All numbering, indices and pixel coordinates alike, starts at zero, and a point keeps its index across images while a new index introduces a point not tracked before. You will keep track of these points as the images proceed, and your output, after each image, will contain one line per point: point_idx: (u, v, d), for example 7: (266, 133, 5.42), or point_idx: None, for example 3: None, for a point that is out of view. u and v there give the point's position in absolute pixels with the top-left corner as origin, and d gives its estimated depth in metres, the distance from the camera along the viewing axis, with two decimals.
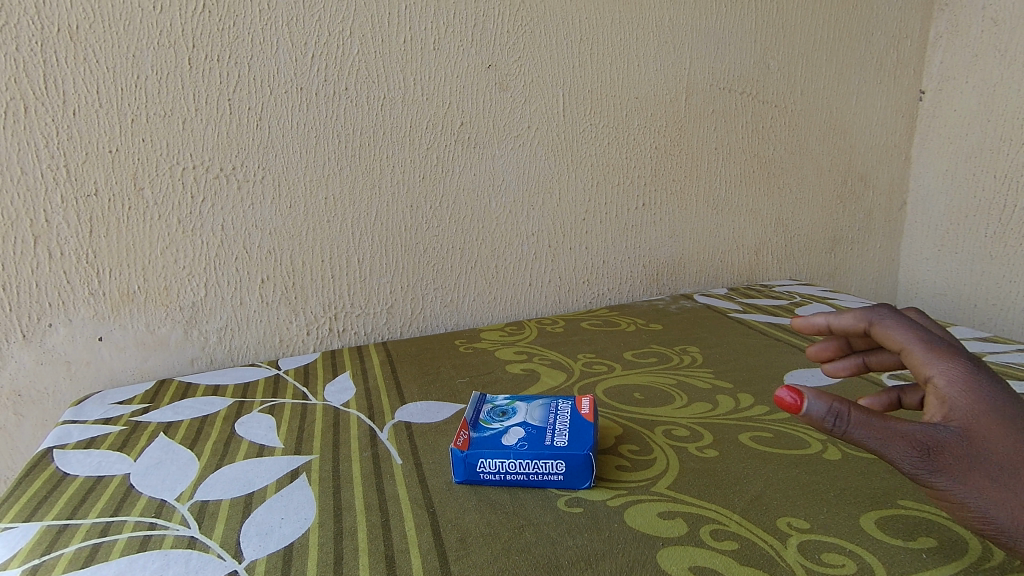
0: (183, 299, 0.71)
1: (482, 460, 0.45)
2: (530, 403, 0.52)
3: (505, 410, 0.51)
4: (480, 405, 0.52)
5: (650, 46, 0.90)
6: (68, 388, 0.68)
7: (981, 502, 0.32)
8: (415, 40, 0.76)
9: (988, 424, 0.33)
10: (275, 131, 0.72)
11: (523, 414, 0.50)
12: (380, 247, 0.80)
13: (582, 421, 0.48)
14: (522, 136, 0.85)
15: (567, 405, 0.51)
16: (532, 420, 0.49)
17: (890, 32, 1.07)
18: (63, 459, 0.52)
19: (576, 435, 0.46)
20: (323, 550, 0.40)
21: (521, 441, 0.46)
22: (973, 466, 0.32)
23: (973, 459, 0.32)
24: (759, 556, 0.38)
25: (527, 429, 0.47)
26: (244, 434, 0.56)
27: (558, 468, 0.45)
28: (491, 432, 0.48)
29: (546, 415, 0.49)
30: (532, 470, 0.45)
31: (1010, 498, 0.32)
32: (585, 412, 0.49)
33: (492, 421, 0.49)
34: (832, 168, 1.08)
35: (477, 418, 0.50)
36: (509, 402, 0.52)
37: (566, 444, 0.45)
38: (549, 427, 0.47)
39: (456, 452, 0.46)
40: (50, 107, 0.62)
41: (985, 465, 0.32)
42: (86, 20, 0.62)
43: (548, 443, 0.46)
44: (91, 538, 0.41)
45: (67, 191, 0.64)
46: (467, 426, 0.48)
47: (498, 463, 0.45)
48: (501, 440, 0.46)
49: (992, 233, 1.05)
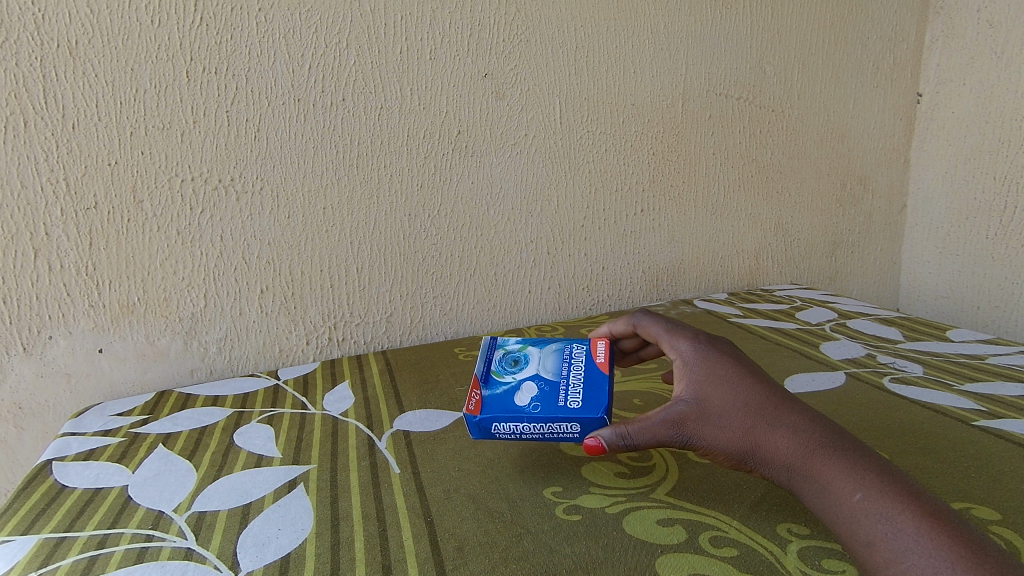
0: (183, 310, 0.72)
1: (497, 424, 0.44)
2: (542, 349, 0.51)
3: (517, 357, 0.50)
4: (491, 352, 0.51)
5: (646, 53, 0.90)
6: (69, 401, 0.68)
7: (716, 444, 0.41)
8: (412, 50, 0.77)
9: (705, 383, 0.43)
10: (273, 142, 0.72)
11: (536, 366, 0.49)
12: (380, 256, 0.80)
13: (597, 374, 0.47)
14: (518, 143, 0.85)
15: (581, 355, 0.50)
16: (545, 374, 0.48)
17: (885, 36, 1.07)
18: (61, 471, 0.52)
19: (590, 396, 0.45)
20: (320, 560, 0.39)
21: (534, 402, 0.45)
22: (705, 418, 0.41)
23: (705, 414, 0.41)
24: (758, 563, 0.38)
25: (540, 387, 0.46)
26: (243, 444, 0.56)
27: (573, 430, 0.44)
28: (504, 389, 0.47)
29: (559, 367, 0.49)
30: (546, 431, 0.44)
31: (730, 432, 0.41)
32: (599, 361, 0.49)
33: (505, 374, 0.48)
34: (831, 172, 1.08)
35: (488, 370, 0.49)
36: (520, 347, 0.52)
37: (580, 407, 0.44)
38: (563, 385, 0.46)
39: (469, 417, 0.44)
40: (49, 121, 0.62)
41: (711, 414, 0.41)
42: (85, 35, 0.62)
43: (562, 404, 0.44)
44: (88, 551, 0.41)
45: (66, 204, 0.64)
46: (478, 383, 0.47)
47: (513, 425, 0.44)
48: (514, 400, 0.45)
49: (993, 235, 1.05)
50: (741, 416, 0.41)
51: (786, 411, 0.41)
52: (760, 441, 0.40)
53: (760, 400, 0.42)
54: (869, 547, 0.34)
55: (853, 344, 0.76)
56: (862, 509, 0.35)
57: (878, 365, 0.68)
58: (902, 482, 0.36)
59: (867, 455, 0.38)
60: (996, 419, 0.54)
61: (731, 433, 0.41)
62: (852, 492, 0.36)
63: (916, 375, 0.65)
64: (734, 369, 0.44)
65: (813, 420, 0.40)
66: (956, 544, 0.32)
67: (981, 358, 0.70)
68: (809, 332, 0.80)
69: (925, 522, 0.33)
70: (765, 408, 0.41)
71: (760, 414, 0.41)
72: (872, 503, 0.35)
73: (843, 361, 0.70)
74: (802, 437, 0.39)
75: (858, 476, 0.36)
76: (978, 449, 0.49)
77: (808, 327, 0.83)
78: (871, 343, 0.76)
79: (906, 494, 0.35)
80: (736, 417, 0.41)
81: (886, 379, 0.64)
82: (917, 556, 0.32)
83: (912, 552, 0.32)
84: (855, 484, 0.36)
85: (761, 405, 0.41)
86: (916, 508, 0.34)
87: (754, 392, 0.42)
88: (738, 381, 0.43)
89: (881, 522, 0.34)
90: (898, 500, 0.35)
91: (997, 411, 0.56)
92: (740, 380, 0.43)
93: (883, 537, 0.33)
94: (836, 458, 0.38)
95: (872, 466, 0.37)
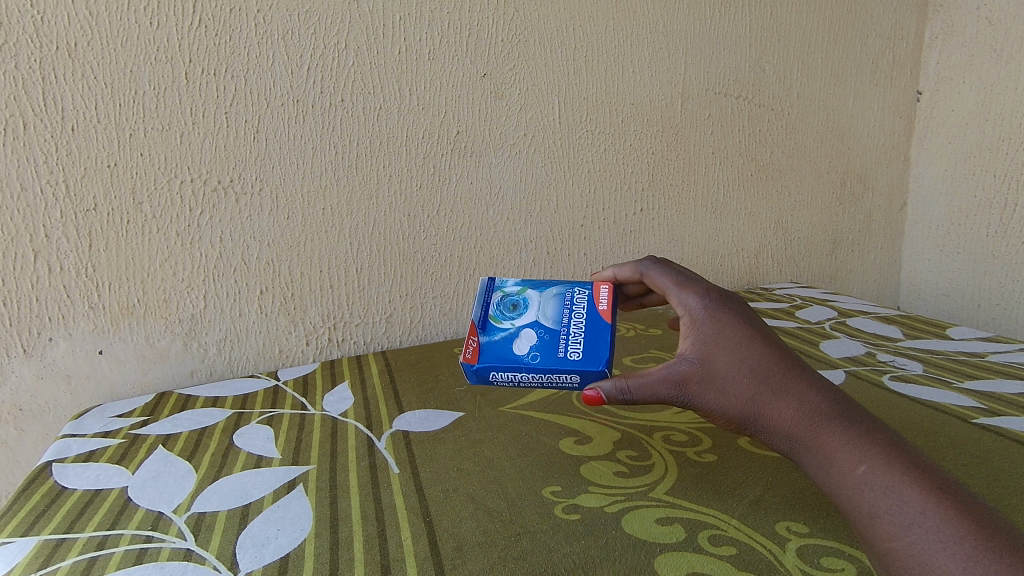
0: (183, 311, 0.72)
1: (494, 374, 0.45)
2: (542, 293, 0.50)
3: (516, 301, 0.50)
4: (490, 294, 0.51)
5: (645, 53, 0.90)
6: (69, 403, 0.69)
7: (717, 408, 0.41)
8: (411, 50, 0.77)
9: (712, 343, 0.42)
10: (272, 143, 0.72)
11: (535, 311, 0.49)
12: (379, 256, 0.80)
13: (598, 322, 0.47)
14: (518, 143, 0.85)
15: (582, 299, 0.50)
16: (545, 322, 0.48)
17: (885, 34, 1.07)
18: (61, 473, 0.52)
19: (591, 347, 0.45)
20: (319, 560, 0.39)
21: (533, 352, 0.45)
22: (708, 381, 0.41)
23: (708, 377, 0.41)
24: (757, 561, 0.38)
25: (539, 336, 0.46)
26: (242, 445, 0.56)
27: (572, 380, 0.44)
28: (502, 336, 0.47)
29: (559, 313, 0.48)
30: (545, 381, 0.44)
31: (733, 397, 0.40)
32: (601, 307, 0.49)
33: (503, 320, 0.48)
34: (831, 170, 1.08)
35: (487, 315, 0.49)
36: (519, 290, 0.51)
37: (580, 358, 0.44)
38: (563, 333, 0.46)
39: (467, 365, 0.45)
40: (48, 124, 0.62)
41: (715, 377, 0.41)
42: (83, 37, 0.62)
43: (561, 355, 0.45)
44: (88, 552, 0.41)
45: (66, 206, 0.64)
46: (476, 330, 0.47)
47: (511, 375, 0.45)
48: (512, 349, 0.46)
49: (994, 233, 1.05)
50: (747, 381, 0.40)
51: (794, 377, 0.40)
52: (764, 408, 0.40)
53: (767, 365, 0.41)
54: (872, 519, 0.34)
55: (853, 342, 0.76)
56: (866, 481, 0.35)
57: (877, 363, 0.68)
58: (908, 454, 0.36)
59: (873, 426, 0.38)
60: (996, 416, 0.54)
61: (734, 398, 0.40)
62: (857, 464, 0.36)
63: (916, 373, 0.65)
64: (743, 330, 0.43)
65: (820, 387, 0.40)
66: (962, 518, 0.32)
67: (981, 356, 0.70)
68: (809, 330, 0.80)
69: (931, 496, 0.33)
70: (773, 375, 0.40)
71: (767, 380, 0.40)
72: (877, 476, 0.35)
73: (843, 359, 0.70)
74: (808, 405, 0.39)
75: (864, 448, 0.36)
76: (978, 447, 0.49)
77: (808, 326, 0.83)
78: (871, 341, 0.76)
79: (913, 467, 0.35)
80: (742, 382, 0.40)
81: (886, 377, 0.64)
82: (922, 530, 0.32)
83: (917, 525, 0.33)
84: (860, 456, 0.36)
85: (769, 371, 0.40)
86: (922, 482, 0.34)
87: (762, 357, 0.41)
88: (746, 343, 0.42)
89: (886, 494, 0.34)
90: (904, 473, 0.35)
91: (996, 409, 0.56)
92: (748, 342, 0.42)
93: (888, 510, 0.34)
94: (843, 428, 0.37)
95: (878, 437, 0.37)
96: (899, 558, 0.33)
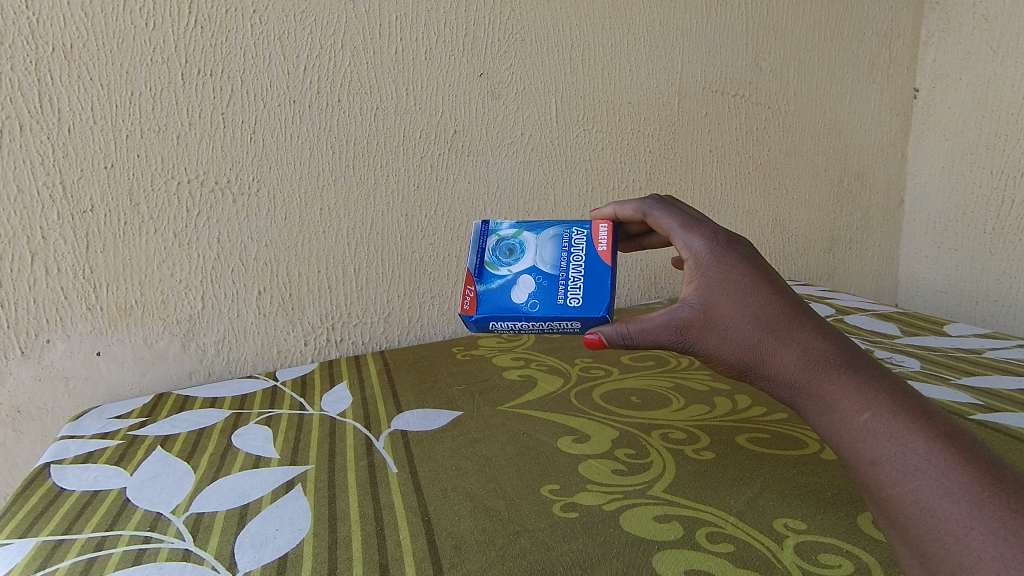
0: (180, 312, 0.72)
1: (493, 323, 0.47)
2: (538, 236, 0.51)
3: (512, 246, 0.50)
4: (485, 239, 0.51)
5: (642, 52, 0.90)
6: (67, 404, 0.68)
7: (717, 353, 0.41)
8: (407, 50, 0.77)
9: (716, 288, 0.41)
10: (268, 144, 0.72)
11: (532, 256, 0.49)
12: (377, 256, 0.80)
13: (598, 266, 0.48)
14: (515, 143, 0.85)
15: (581, 241, 0.50)
16: (542, 267, 0.49)
17: (881, 32, 1.07)
18: (59, 474, 0.52)
19: (591, 293, 0.47)
20: (317, 560, 0.39)
21: (532, 300, 0.47)
22: (709, 326, 0.41)
23: (710, 323, 0.41)
24: (754, 557, 0.38)
25: (538, 282, 0.48)
26: (241, 445, 0.56)
27: (573, 326, 0.46)
28: (499, 284, 0.48)
29: (556, 257, 0.49)
30: (546, 327, 0.47)
31: (734, 343, 0.40)
32: (600, 249, 0.49)
33: (500, 267, 0.49)
34: (828, 168, 1.08)
35: (483, 262, 0.50)
36: (515, 234, 0.51)
37: (580, 304, 0.46)
38: (561, 279, 0.48)
39: (466, 317, 0.47)
40: (45, 125, 0.62)
41: (716, 322, 0.41)
42: (79, 38, 0.62)
43: (561, 302, 0.46)
44: (86, 553, 0.41)
45: (63, 208, 0.64)
46: (472, 279, 0.49)
47: (511, 323, 0.47)
48: (511, 297, 0.47)
49: (991, 229, 1.05)
50: (749, 328, 0.40)
51: (799, 323, 0.39)
52: (766, 355, 0.39)
53: (772, 310, 0.40)
54: (873, 466, 0.34)
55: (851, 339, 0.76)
56: (869, 428, 0.35)
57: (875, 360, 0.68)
58: (915, 402, 0.35)
59: (879, 372, 0.37)
60: (993, 412, 0.54)
61: (736, 345, 0.40)
62: (861, 411, 0.35)
63: (913, 369, 0.65)
64: (749, 273, 0.41)
65: (826, 334, 0.39)
66: (967, 466, 0.32)
67: (978, 352, 0.70)
68: None
69: (936, 444, 0.33)
70: (777, 321, 0.39)
71: (771, 326, 0.39)
72: (881, 423, 0.34)
73: None
74: (813, 352, 0.38)
75: (869, 395, 0.36)
76: None
77: None
78: (869, 338, 0.76)
79: (919, 415, 0.34)
80: (743, 329, 0.40)
81: None
82: (925, 476, 0.32)
83: (920, 472, 0.32)
84: (864, 403, 0.35)
85: (773, 317, 0.40)
86: (928, 430, 0.34)
87: (767, 302, 0.40)
88: (752, 289, 0.41)
89: (889, 442, 0.34)
90: (909, 420, 0.34)
91: (994, 405, 0.56)
92: (754, 287, 0.41)
93: (890, 457, 0.33)
94: (848, 375, 0.37)
95: (885, 384, 0.36)
96: (900, 504, 0.33)
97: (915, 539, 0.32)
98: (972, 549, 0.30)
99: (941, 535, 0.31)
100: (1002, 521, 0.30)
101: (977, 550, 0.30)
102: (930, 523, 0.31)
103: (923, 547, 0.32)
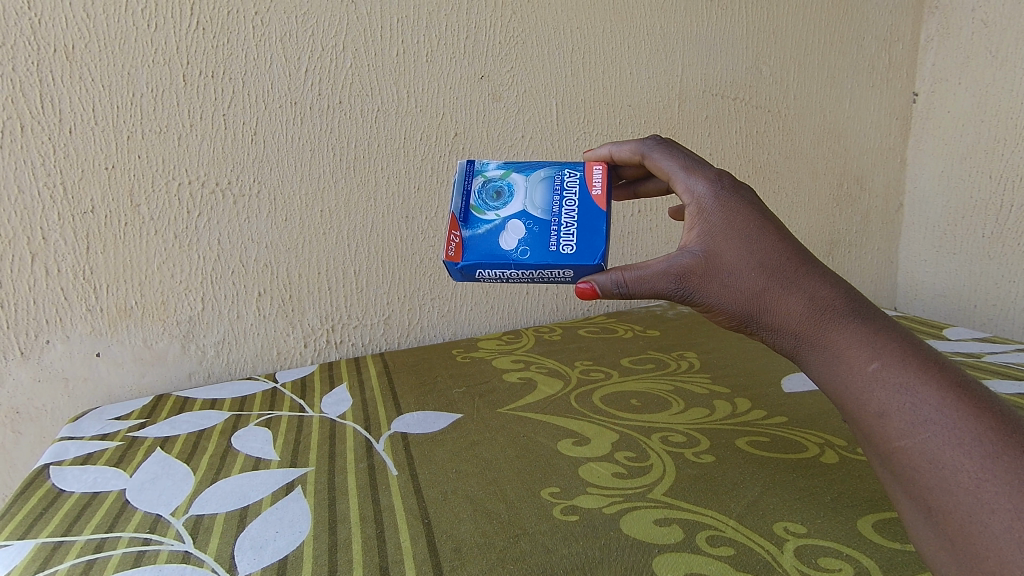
0: (180, 313, 0.72)
1: (480, 271, 0.47)
2: (527, 179, 0.51)
3: (500, 189, 0.50)
4: (471, 182, 0.51)
5: (642, 55, 0.91)
6: (66, 405, 0.68)
7: (718, 301, 0.41)
8: (408, 53, 0.77)
9: (719, 235, 0.41)
10: (269, 146, 0.72)
11: (522, 201, 0.49)
12: (377, 258, 0.80)
13: (590, 210, 0.48)
14: (515, 145, 0.85)
15: (574, 186, 0.50)
16: (533, 212, 0.49)
17: (880, 36, 1.07)
18: (58, 476, 0.52)
19: (585, 240, 0.47)
20: (317, 563, 0.39)
21: (522, 247, 0.47)
22: (710, 273, 0.41)
23: (712, 271, 0.41)
24: (755, 561, 0.38)
25: (528, 228, 0.48)
26: (240, 447, 0.56)
27: (566, 274, 0.46)
28: (487, 230, 0.48)
29: (547, 202, 0.49)
30: (536, 275, 0.47)
31: (737, 292, 0.40)
32: (595, 194, 0.49)
33: (487, 212, 0.49)
34: (827, 171, 1.08)
35: (468, 206, 0.50)
36: (503, 176, 0.51)
37: (573, 252, 0.46)
38: (553, 225, 0.48)
39: (451, 264, 0.47)
40: (46, 126, 0.62)
41: (717, 269, 0.41)
42: (80, 40, 0.62)
43: (553, 249, 0.46)
44: (85, 554, 0.41)
45: (63, 209, 0.64)
46: (458, 224, 0.48)
47: (499, 271, 0.47)
48: (500, 244, 0.47)
49: (989, 234, 1.05)
50: (753, 275, 0.40)
51: (805, 271, 0.39)
52: (769, 303, 0.39)
53: (777, 257, 0.40)
54: (882, 418, 0.34)
55: None
56: (877, 378, 0.35)
57: None
58: (925, 352, 0.35)
59: (887, 321, 0.37)
60: None
61: (739, 293, 0.40)
62: (869, 361, 0.35)
63: None
64: (754, 220, 0.41)
65: (832, 282, 0.39)
66: (979, 417, 0.32)
67: (977, 356, 0.71)
68: None
69: (948, 395, 0.33)
70: (783, 268, 0.39)
71: (776, 274, 0.39)
72: (889, 372, 0.34)
73: None
74: (818, 300, 0.38)
75: (877, 346, 0.36)
76: None
77: None
78: None
79: (930, 366, 0.34)
80: (747, 277, 0.40)
81: None
82: (936, 426, 0.32)
83: (932, 423, 0.32)
84: (872, 352, 0.35)
85: (778, 263, 0.39)
86: (939, 381, 0.34)
87: (773, 249, 0.40)
88: (757, 235, 0.40)
89: (898, 392, 0.34)
90: (920, 371, 0.34)
91: None
92: (759, 233, 0.40)
93: (900, 408, 0.33)
94: (855, 324, 0.37)
95: (893, 333, 0.36)
96: (908, 456, 0.33)
97: (923, 491, 0.32)
98: (985, 502, 0.30)
99: (952, 488, 0.31)
100: (1015, 472, 0.30)
101: (989, 502, 0.30)
102: (941, 476, 0.32)
103: (931, 500, 0.32)
